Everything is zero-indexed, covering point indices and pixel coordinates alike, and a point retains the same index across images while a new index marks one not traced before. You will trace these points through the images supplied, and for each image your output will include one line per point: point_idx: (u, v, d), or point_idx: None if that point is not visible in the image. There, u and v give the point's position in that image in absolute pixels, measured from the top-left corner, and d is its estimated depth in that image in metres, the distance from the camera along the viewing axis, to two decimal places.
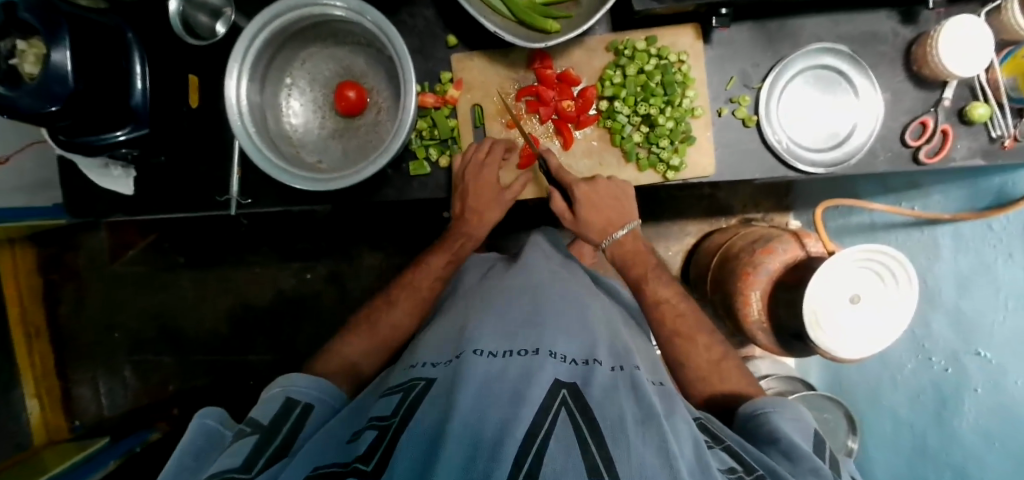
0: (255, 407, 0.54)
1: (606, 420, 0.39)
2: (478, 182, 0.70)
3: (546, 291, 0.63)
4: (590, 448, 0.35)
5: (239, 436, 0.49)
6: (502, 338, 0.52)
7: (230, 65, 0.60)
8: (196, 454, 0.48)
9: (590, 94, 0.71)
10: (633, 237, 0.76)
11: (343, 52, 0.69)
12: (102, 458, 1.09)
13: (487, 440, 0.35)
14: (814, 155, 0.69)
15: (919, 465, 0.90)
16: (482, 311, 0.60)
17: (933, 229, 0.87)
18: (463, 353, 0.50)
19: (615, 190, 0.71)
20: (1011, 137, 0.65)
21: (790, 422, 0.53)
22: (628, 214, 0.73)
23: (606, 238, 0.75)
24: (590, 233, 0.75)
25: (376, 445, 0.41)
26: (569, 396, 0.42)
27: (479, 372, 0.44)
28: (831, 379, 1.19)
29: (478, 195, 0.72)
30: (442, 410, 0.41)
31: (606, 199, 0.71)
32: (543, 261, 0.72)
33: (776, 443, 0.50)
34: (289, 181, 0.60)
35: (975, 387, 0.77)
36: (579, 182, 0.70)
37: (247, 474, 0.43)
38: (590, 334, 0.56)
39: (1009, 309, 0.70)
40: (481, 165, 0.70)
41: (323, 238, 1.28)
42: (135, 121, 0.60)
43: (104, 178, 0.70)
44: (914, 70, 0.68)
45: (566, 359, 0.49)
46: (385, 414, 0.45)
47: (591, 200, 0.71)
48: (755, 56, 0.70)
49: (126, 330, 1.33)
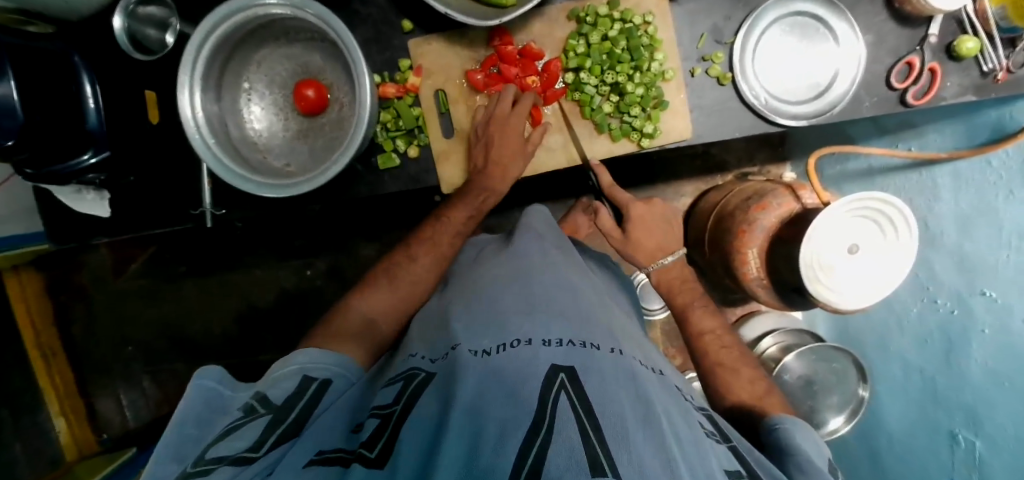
0: (269, 385, 0.52)
1: (606, 414, 0.37)
2: (503, 132, 0.69)
3: (538, 277, 0.61)
4: (591, 440, 0.33)
5: (250, 414, 0.47)
6: (491, 330, 0.50)
7: (180, 78, 0.58)
8: (199, 422, 0.47)
9: (554, 67, 0.68)
10: (679, 266, 0.83)
11: (297, 50, 0.68)
12: (131, 469, 1.18)
13: (487, 435, 0.34)
14: (794, 108, 0.66)
15: (929, 408, 0.89)
16: (468, 300, 0.59)
17: (932, 169, 0.84)
18: (457, 348, 0.48)
19: (668, 219, 0.83)
20: (1004, 69, 0.61)
21: (810, 441, 0.55)
22: (675, 242, 0.82)
23: (653, 263, 0.82)
24: (640, 257, 0.82)
25: (378, 433, 0.40)
26: (568, 381, 0.40)
27: (477, 368, 0.43)
28: (839, 329, 1.18)
29: (501, 148, 0.69)
30: (441, 403, 0.40)
31: (659, 223, 0.82)
32: (536, 244, 0.71)
33: (790, 458, 0.52)
34: (255, 191, 0.60)
35: (982, 328, 0.76)
36: (638, 204, 0.82)
37: (258, 454, 0.42)
38: (582, 316, 0.54)
39: (1014, 246, 0.67)
40: (508, 115, 0.69)
41: (318, 234, 1.29)
42: (95, 143, 0.58)
43: (79, 204, 0.70)
44: (897, 8, 0.64)
45: (561, 342, 0.47)
46: (385, 403, 0.45)
47: (645, 220, 0.82)
48: (726, 9, 0.66)
49: (138, 343, 1.37)
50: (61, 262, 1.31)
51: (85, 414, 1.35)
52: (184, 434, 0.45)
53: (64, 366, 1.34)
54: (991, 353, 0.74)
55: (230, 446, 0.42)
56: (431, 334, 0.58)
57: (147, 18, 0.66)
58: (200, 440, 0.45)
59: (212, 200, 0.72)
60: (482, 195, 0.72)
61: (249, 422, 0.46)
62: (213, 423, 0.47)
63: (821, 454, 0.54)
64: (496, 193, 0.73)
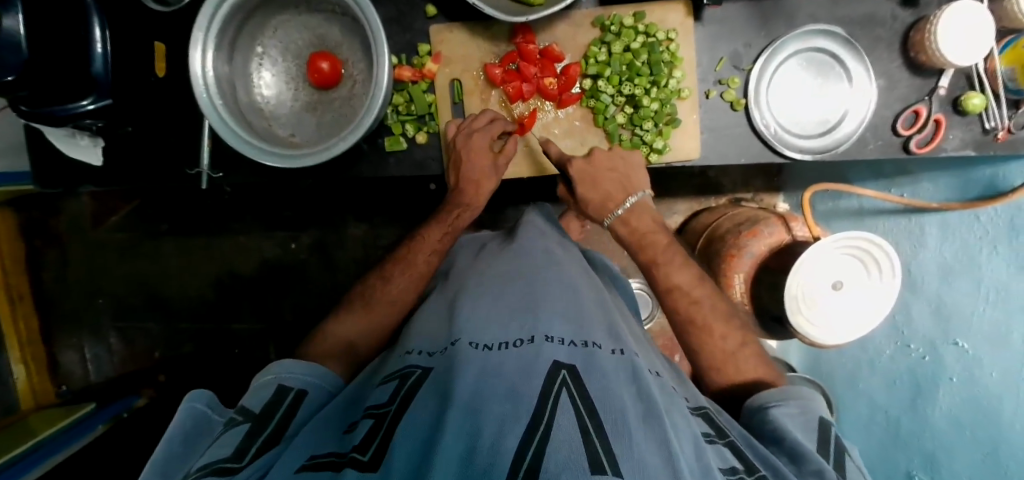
0: (245, 396, 0.52)
1: (607, 412, 0.37)
2: (469, 152, 0.68)
3: (541, 275, 0.61)
4: (591, 437, 0.34)
5: (230, 425, 0.47)
6: (492, 326, 0.50)
7: (195, 35, 0.57)
8: (184, 439, 0.46)
9: (573, 71, 0.68)
10: (642, 212, 0.70)
11: (317, 20, 0.66)
12: (90, 421, 1.11)
13: (485, 435, 0.34)
14: (802, 142, 0.68)
15: (890, 447, 0.91)
16: (471, 295, 0.58)
17: (920, 217, 0.85)
18: (457, 342, 0.48)
19: (615, 162, 0.69)
20: (1005, 129, 0.64)
21: (795, 421, 0.52)
22: (632, 184, 0.69)
23: (608, 216, 0.70)
24: (592, 212, 0.71)
25: (372, 434, 0.40)
26: (569, 379, 0.41)
27: (477, 365, 0.43)
28: (810, 361, 1.20)
29: (468, 163, 0.69)
30: (441, 396, 0.40)
31: (604, 170, 0.68)
32: (538, 240, 0.71)
33: (780, 442, 0.50)
34: (259, 158, 0.58)
35: (950, 376, 0.78)
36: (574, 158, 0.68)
37: (237, 463, 0.41)
38: (584, 316, 0.54)
39: (990, 300, 0.70)
40: (471, 133, 0.68)
41: (309, 208, 1.27)
42: (97, 90, 0.56)
43: (71, 148, 0.68)
44: (911, 57, 0.66)
45: (564, 341, 0.47)
46: (380, 403, 0.45)
47: (591, 174, 0.69)
48: (748, 36, 0.67)
49: (110, 296, 1.34)
50: (40, 205, 1.27)
51: (46, 362, 1.32)
52: (170, 451, 0.44)
53: (30, 310, 1.30)
54: (955, 401, 0.77)
55: (213, 455, 0.42)
56: (431, 332, 0.57)
57: None
58: (185, 457, 0.44)
59: (210, 162, 0.70)
60: (458, 208, 0.75)
61: (227, 432, 0.45)
62: (201, 444, 0.46)
63: (817, 431, 0.52)
64: (473, 205, 0.74)
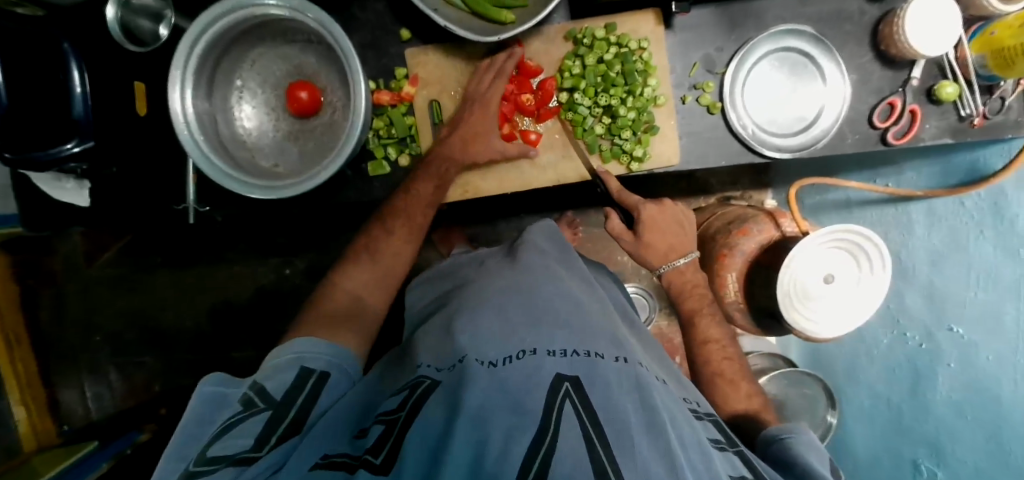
0: (267, 374, 0.50)
1: (612, 425, 0.37)
2: (487, 97, 0.68)
3: (541, 289, 0.60)
4: (596, 448, 0.34)
5: (250, 408, 0.46)
6: (496, 341, 0.49)
7: (173, 73, 0.58)
8: (200, 421, 0.45)
9: (549, 85, 0.70)
10: (693, 268, 0.77)
11: (293, 50, 0.68)
12: (93, 460, 1.11)
13: (492, 446, 0.34)
14: (780, 140, 0.68)
15: (894, 438, 0.91)
16: (472, 310, 0.57)
17: (906, 206, 0.86)
18: (465, 359, 0.47)
19: (678, 216, 0.76)
20: (980, 115, 0.64)
21: (813, 452, 0.53)
22: (688, 243, 0.76)
23: (665, 264, 0.76)
24: (651, 259, 0.76)
25: (385, 436, 0.39)
26: (573, 391, 0.40)
27: (484, 380, 0.41)
28: (810, 355, 1.20)
29: (484, 103, 0.68)
30: (449, 407, 0.39)
31: (669, 223, 0.75)
32: (539, 258, 0.70)
33: (794, 469, 0.51)
34: (244, 191, 0.59)
35: (948, 361, 0.78)
36: (647, 204, 0.73)
37: (258, 454, 0.41)
38: (588, 328, 0.53)
39: (981, 285, 0.70)
40: (490, 79, 0.69)
41: (300, 233, 1.27)
42: (79, 133, 0.58)
43: (58, 191, 0.69)
44: (881, 49, 0.67)
45: (565, 353, 0.46)
46: (390, 409, 0.43)
47: (658, 221, 0.74)
48: (719, 40, 0.68)
49: (107, 332, 1.34)
50: None
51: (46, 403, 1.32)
52: (186, 435, 0.44)
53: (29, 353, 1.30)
54: (954, 386, 0.77)
55: (232, 444, 0.42)
56: (435, 343, 0.55)
57: (140, 10, 0.67)
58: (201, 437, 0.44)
59: (196, 196, 0.71)
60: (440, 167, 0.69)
61: (247, 418, 0.45)
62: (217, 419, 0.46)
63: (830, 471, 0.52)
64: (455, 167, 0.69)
